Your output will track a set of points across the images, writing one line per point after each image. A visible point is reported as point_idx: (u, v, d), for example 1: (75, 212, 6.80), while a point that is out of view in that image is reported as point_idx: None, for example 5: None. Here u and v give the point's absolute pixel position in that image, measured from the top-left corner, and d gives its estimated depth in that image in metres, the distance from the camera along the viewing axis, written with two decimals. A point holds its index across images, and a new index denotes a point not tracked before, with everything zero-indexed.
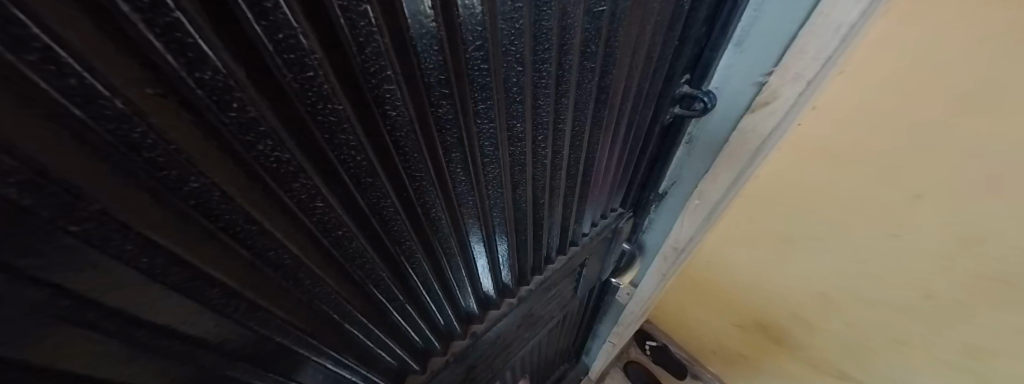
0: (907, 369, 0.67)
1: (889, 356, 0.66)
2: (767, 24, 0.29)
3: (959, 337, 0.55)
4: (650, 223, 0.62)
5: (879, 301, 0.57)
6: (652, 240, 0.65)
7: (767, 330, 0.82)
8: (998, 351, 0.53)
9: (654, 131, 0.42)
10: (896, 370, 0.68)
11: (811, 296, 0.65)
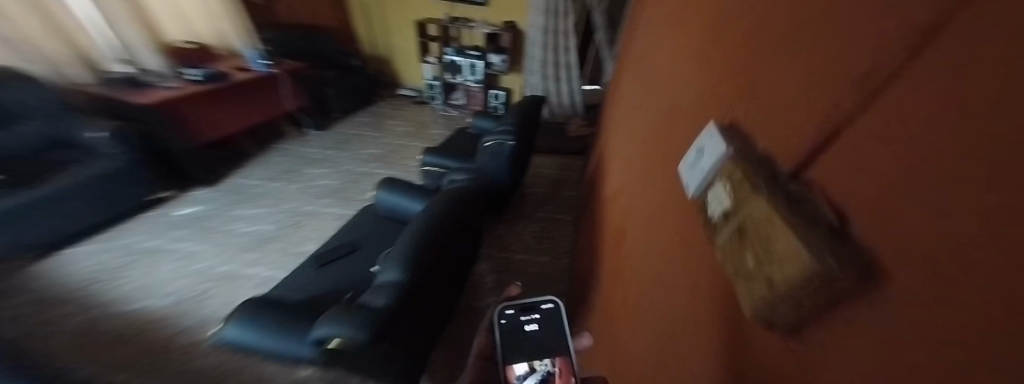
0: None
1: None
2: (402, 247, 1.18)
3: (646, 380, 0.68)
4: (666, 255, 0.70)
5: (656, 357, 0.66)
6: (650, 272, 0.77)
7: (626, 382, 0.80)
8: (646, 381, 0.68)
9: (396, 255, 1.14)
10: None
11: (650, 352, 0.70)
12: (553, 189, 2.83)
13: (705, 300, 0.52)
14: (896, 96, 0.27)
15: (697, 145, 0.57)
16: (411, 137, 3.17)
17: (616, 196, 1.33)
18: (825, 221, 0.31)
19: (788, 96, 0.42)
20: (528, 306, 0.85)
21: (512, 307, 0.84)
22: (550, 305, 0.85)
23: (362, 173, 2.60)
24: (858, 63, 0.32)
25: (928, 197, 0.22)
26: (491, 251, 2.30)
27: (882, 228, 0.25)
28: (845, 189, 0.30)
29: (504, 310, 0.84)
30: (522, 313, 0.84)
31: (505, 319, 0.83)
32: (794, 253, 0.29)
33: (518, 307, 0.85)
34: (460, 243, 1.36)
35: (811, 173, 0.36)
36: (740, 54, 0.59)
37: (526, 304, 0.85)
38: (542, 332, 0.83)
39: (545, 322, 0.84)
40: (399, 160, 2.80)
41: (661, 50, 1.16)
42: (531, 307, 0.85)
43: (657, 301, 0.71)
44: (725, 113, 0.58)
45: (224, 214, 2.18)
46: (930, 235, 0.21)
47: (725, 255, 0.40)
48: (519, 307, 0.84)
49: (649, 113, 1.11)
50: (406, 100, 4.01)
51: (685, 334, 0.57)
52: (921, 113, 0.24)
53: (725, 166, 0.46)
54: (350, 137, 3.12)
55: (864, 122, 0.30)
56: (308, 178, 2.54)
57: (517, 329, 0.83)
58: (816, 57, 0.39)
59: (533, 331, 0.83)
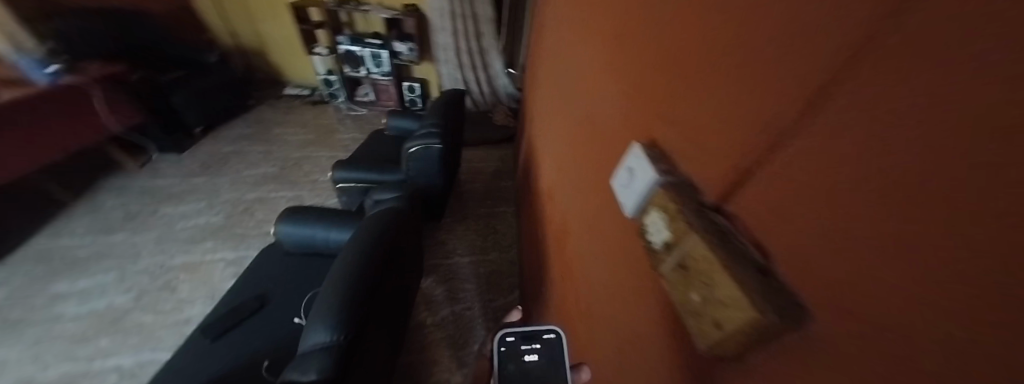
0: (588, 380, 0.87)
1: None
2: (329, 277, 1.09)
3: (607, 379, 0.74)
4: (604, 259, 0.74)
5: (611, 358, 0.71)
6: (594, 275, 0.82)
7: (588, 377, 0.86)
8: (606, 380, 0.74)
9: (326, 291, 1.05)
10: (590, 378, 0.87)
11: (604, 352, 0.76)
12: (488, 182, 2.80)
13: (639, 305, 0.58)
14: (798, 149, 0.30)
15: (627, 166, 0.59)
16: (316, 146, 2.73)
17: (553, 193, 1.36)
18: (753, 258, 0.35)
19: (699, 127, 0.47)
20: (529, 334, 0.82)
21: (514, 334, 0.82)
22: (553, 334, 0.82)
23: (257, 199, 2.18)
24: (764, 111, 0.35)
25: (850, 262, 0.25)
26: (434, 260, 2.20)
27: (812, 278, 0.28)
28: (765, 226, 0.34)
29: (505, 337, 0.82)
30: (523, 342, 0.82)
31: (505, 347, 0.81)
32: (736, 295, 0.32)
33: (520, 336, 0.83)
34: (397, 275, 1.26)
35: (733, 205, 0.39)
36: (649, 74, 0.62)
37: (528, 333, 0.83)
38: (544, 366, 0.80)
39: (547, 354, 0.81)
40: (307, 176, 2.40)
41: (576, 47, 1.17)
42: (533, 336, 0.83)
43: (602, 304, 0.76)
44: (644, 133, 0.61)
45: (45, 295, 1.71)
46: (861, 288, 0.24)
47: (669, 281, 0.43)
48: (520, 335, 0.82)
49: (573, 114, 1.13)
50: (302, 100, 3.41)
51: (627, 335, 0.63)
52: (829, 171, 0.27)
53: (657, 194, 0.49)
54: (227, 156, 2.57)
55: (777, 172, 0.33)
56: (175, 220, 2.06)
57: (517, 358, 0.81)
58: (716, 93, 0.43)
59: (532, 362, 0.80)
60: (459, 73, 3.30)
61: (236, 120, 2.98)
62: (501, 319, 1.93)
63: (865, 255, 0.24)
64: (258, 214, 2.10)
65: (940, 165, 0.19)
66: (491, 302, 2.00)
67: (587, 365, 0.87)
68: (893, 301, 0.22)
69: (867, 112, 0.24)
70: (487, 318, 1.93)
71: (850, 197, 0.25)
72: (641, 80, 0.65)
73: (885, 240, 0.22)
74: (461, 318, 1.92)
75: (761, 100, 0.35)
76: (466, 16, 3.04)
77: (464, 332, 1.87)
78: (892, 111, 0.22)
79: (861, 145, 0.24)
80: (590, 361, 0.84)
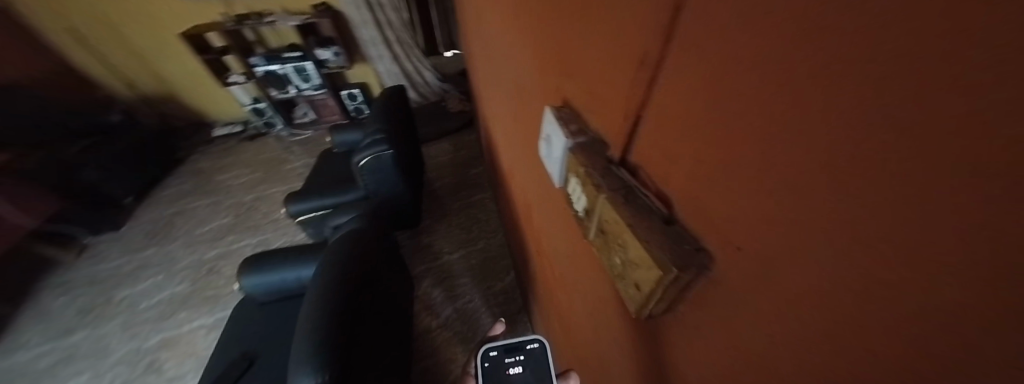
0: (578, 344, 0.90)
1: (583, 345, 0.84)
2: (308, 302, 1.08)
3: (589, 342, 0.76)
4: (552, 228, 0.75)
5: (587, 323, 0.73)
6: (553, 247, 0.82)
7: (578, 344, 0.88)
8: (590, 342, 0.76)
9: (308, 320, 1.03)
10: (578, 341, 0.90)
11: (581, 318, 0.77)
12: (458, 172, 2.72)
13: (586, 269, 0.58)
14: (688, 89, 0.28)
15: (545, 134, 0.56)
16: (268, 183, 2.57)
17: (512, 171, 1.32)
18: (656, 209, 0.35)
19: (595, 79, 0.43)
20: (511, 347, 0.82)
21: (497, 347, 0.82)
22: (535, 345, 0.81)
23: (219, 256, 2.07)
24: (651, 49, 0.31)
25: (765, 201, 0.24)
26: (421, 266, 2.17)
27: (731, 222, 0.27)
28: (664, 173, 0.34)
29: (489, 351, 0.82)
30: (506, 355, 0.82)
31: (490, 362, 0.81)
32: (645, 257, 0.32)
33: (503, 349, 0.83)
34: (372, 296, 1.24)
35: (634, 156, 0.38)
36: (548, 25, 0.55)
37: (511, 344, 0.82)
38: (532, 373, 0.80)
39: (531, 364, 0.80)
40: (267, 217, 2.27)
41: (487, 8, 1.05)
42: (515, 348, 0.82)
43: (565, 272, 0.78)
44: (556, 93, 0.57)
45: None
46: (763, 230, 0.24)
47: (595, 247, 0.42)
48: (503, 349, 0.82)
49: (504, 84, 1.05)
50: (237, 138, 3.20)
51: (588, 299, 0.64)
52: (720, 116, 0.26)
53: (570, 161, 0.47)
54: (172, 220, 2.44)
55: (670, 118, 0.31)
56: (137, 300, 1.99)
57: (501, 372, 0.80)
58: (604, 39, 0.39)
59: (517, 374, 0.80)
60: (397, 67, 3.08)
61: (170, 179, 2.80)
62: (503, 302, 1.96)
63: (765, 200, 0.24)
64: (226, 270, 2.01)
65: (850, 89, 0.17)
66: (489, 289, 2.02)
67: (574, 333, 0.89)
68: (795, 243, 0.22)
69: (754, 47, 0.22)
70: (489, 305, 1.95)
71: (755, 137, 0.23)
72: (543, 34, 0.59)
73: (794, 183, 0.21)
74: (463, 313, 1.93)
75: (644, 41, 0.32)
76: (385, 3, 2.76)
77: (470, 325, 1.89)
78: (785, 38, 0.19)
79: (749, 88, 0.23)
80: (576, 327, 0.86)
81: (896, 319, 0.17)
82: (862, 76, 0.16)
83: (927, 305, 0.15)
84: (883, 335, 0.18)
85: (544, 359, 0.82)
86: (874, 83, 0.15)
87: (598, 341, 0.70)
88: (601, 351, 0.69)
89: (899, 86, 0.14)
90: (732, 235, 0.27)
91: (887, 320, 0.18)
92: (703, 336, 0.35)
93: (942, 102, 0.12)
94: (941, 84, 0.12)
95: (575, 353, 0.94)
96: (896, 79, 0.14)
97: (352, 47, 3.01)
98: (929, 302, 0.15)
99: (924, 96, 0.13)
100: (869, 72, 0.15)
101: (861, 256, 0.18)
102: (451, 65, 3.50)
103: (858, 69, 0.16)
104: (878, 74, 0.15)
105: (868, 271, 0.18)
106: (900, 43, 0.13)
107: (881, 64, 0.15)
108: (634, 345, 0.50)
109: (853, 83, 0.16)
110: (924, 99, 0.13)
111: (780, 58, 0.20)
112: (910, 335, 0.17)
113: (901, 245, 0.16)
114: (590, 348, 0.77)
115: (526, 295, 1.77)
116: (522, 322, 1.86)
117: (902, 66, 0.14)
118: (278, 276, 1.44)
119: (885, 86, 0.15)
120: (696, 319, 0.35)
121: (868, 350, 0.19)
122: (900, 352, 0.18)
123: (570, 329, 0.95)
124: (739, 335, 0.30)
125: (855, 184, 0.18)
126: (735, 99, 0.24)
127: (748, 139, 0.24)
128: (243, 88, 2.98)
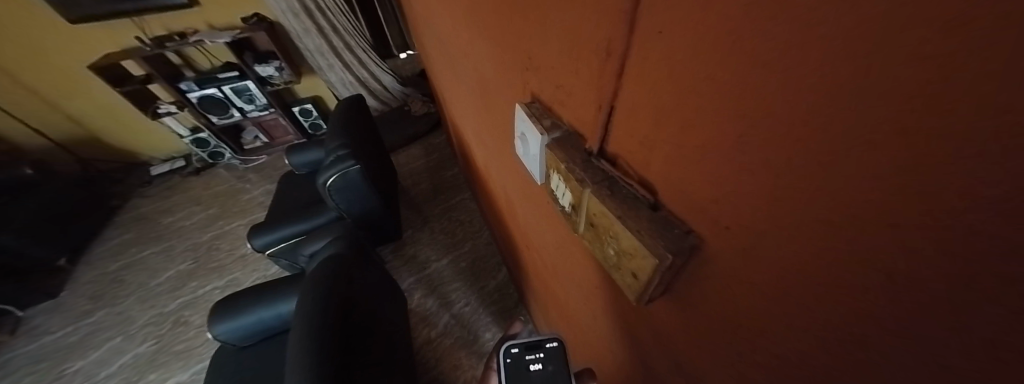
0: (578, 329, 0.92)
1: (583, 331, 0.86)
2: (293, 335, 1.03)
3: (589, 327, 0.78)
4: (540, 223, 0.75)
5: (585, 310, 0.74)
6: (542, 241, 0.83)
7: (580, 330, 0.90)
8: (589, 328, 0.78)
9: (298, 355, 0.98)
10: (576, 326, 0.92)
11: (579, 306, 0.78)
12: (433, 177, 2.66)
13: (579, 259, 0.59)
14: (659, 78, 0.28)
15: (519, 132, 0.55)
16: (227, 218, 2.39)
17: (488, 170, 1.29)
18: (643, 197, 0.35)
19: (561, 72, 0.42)
20: (532, 344, 0.82)
21: (518, 345, 0.82)
22: (555, 343, 0.82)
23: (185, 305, 1.90)
24: (616, 38, 0.31)
25: (748, 179, 0.25)
26: (412, 277, 2.12)
27: (718, 202, 0.28)
28: (643, 161, 0.34)
29: (510, 349, 0.82)
30: (528, 352, 0.82)
31: (511, 359, 0.81)
32: (638, 246, 0.33)
33: (523, 345, 0.83)
34: (362, 318, 1.19)
35: (610, 146, 0.38)
36: (503, 21, 0.54)
37: (530, 342, 0.83)
38: (549, 372, 0.80)
39: (551, 361, 0.81)
40: (233, 255, 2.11)
41: (435, 6, 1.00)
42: (536, 345, 0.82)
43: (558, 264, 0.78)
44: (523, 88, 0.56)
45: None
46: (746, 209, 0.26)
47: (589, 240, 0.43)
48: (524, 346, 0.82)
49: (467, 83, 1.02)
50: (180, 174, 2.93)
51: (584, 287, 0.65)
52: (692, 101, 0.26)
53: (548, 157, 0.47)
54: (120, 276, 2.21)
55: (644, 106, 0.31)
56: (95, 369, 1.80)
57: (522, 369, 0.80)
58: (566, 31, 0.38)
59: (538, 372, 0.80)
60: (350, 76, 2.93)
61: (111, 229, 2.55)
62: (499, 299, 1.96)
63: (745, 180, 0.25)
64: (196, 320, 1.86)
65: (824, 69, 0.17)
66: (483, 289, 2.01)
67: (576, 321, 0.90)
68: (779, 217, 0.24)
69: (722, 32, 0.22)
70: (485, 305, 1.95)
71: (730, 120, 0.24)
72: (500, 29, 0.57)
73: (776, 161, 0.22)
74: (462, 317, 1.91)
75: (607, 32, 0.31)
76: (325, 8, 2.57)
77: (469, 328, 1.88)
78: (753, 21, 0.20)
79: (718, 72, 0.23)
80: (575, 314, 0.87)
81: (885, 275, 0.19)
82: (833, 60, 0.16)
83: (916, 262, 0.17)
84: (869, 291, 0.20)
85: (564, 355, 0.82)
86: (847, 64, 0.16)
87: (598, 327, 0.71)
88: (603, 335, 0.70)
89: (877, 66, 0.15)
90: (720, 215, 0.28)
91: (877, 278, 0.20)
92: (696, 311, 0.37)
93: (929, 81, 0.13)
94: (928, 64, 0.13)
95: (580, 341, 0.96)
96: (873, 61, 0.15)
97: (297, 60, 2.80)
98: (916, 258, 0.17)
99: (907, 76, 0.14)
100: (841, 54, 0.16)
101: (848, 224, 0.20)
102: (407, 67, 3.37)
103: (827, 53, 0.17)
104: (850, 56, 0.16)
105: (853, 237, 0.20)
106: (875, 29, 0.14)
107: (853, 46, 0.15)
108: (636, 326, 0.52)
109: (824, 67, 0.17)
110: (907, 79, 0.14)
111: (747, 41, 0.20)
112: (899, 288, 0.19)
113: (890, 211, 0.17)
114: (590, 333, 0.80)
115: (521, 289, 1.78)
116: (520, 315, 1.87)
117: (878, 50, 0.14)
118: (255, 316, 1.35)
119: (862, 66, 0.15)
120: (689, 297, 0.36)
121: (857, 303, 0.21)
122: (887, 303, 0.20)
123: (568, 317, 0.97)
124: (731, 305, 0.32)
125: (836, 160, 0.19)
126: (705, 83, 0.24)
127: (722, 122, 0.25)
128: (177, 118, 2.70)
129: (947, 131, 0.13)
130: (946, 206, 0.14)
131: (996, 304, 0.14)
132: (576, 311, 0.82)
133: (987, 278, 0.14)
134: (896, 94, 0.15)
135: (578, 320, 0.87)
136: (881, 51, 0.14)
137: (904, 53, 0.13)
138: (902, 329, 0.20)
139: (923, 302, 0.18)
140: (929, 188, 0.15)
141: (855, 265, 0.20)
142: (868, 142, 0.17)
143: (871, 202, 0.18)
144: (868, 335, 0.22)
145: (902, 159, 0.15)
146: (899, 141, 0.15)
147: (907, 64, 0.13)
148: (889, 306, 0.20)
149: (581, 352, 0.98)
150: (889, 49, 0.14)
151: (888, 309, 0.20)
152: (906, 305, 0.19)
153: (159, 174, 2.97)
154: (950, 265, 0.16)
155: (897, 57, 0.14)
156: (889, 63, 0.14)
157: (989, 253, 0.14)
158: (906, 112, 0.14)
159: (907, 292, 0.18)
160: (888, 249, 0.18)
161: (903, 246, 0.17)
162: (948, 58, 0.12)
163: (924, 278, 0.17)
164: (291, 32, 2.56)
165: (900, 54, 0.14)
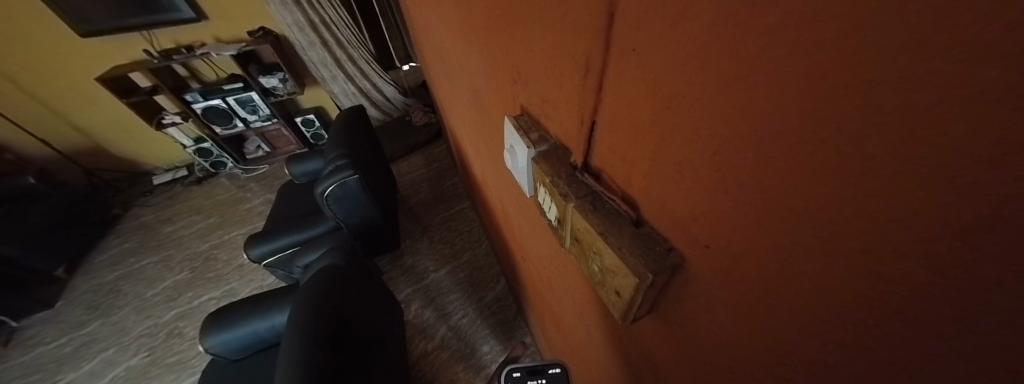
0: (578, 354, 0.88)
1: (581, 353, 0.83)
2: (288, 340, 1.03)
3: (586, 348, 0.75)
4: (535, 235, 0.73)
5: (582, 330, 0.71)
6: (538, 254, 0.80)
7: (579, 352, 0.86)
8: (587, 350, 0.75)
9: (291, 361, 0.96)
10: (576, 349, 0.89)
11: (576, 324, 0.75)
12: (434, 186, 2.66)
13: (573, 276, 0.57)
14: (635, 96, 0.28)
15: (508, 145, 0.54)
16: (226, 227, 2.39)
17: (487, 182, 1.28)
18: (625, 213, 0.34)
19: (546, 86, 0.42)
20: (534, 369, 0.80)
21: (519, 369, 0.80)
22: (557, 368, 0.80)
23: (181, 316, 1.90)
24: (593, 55, 0.31)
25: (727, 197, 0.24)
26: (411, 290, 2.09)
27: (701, 222, 0.27)
28: (625, 177, 0.34)
29: (512, 374, 0.80)
30: (529, 377, 0.80)
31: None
32: (619, 264, 0.33)
33: (526, 370, 0.81)
34: (356, 332, 1.18)
35: (595, 161, 0.38)
36: (492, 35, 0.55)
37: (533, 367, 0.81)
38: None
39: None
40: (230, 265, 2.11)
41: (433, 20, 1.01)
42: (538, 371, 0.80)
43: (554, 280, 0.76)
44: (513, 101, 0.56)
45: None
46: (728, 229, 0.25)
47: (577, 257, 0.41)
48: (526, 370, 0.80)
49: (463, 94, 1.02)
50: (183, 184, 2.96)
51: (580, 307, 0.63)
52: (674, 121, 0.25)
53: (536, 170, 0.46)
54: (117, 286, 2.20)
55: (628, 122, 0.30)
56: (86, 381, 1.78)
57: None
58: (548, 46, 0.38)
59: None
60: (353, 86, 2.97)
61: (110, 239, 2.56)
62: (497, 311, 1.93)
63: (724, 202, 0.24)
64: (190, 331, 1.85)
65: (795, 87, 0.16)
66: (481, 301, 1.99)
67: (575, 344, 0.87)
68: (756, 238, 0.23)
69: (697, 52, 0.21)
70: (484, 317, 1.92)
71: (710, 139, 0.23)
72: (490, 44, 0.57)
73: (755, 181, 0.21)
74: (460, 330, 1.88)
75: (586, 48, 0.31)
76: (330, 22, 2.63)
77: (467, 341, 1.84)
78: (723, 40, 0.19)
79: (696, 89, 0.22)
80: (575, 338, 0.84)
81: (875, 302, 0.18)
82: (802, 77, 0.16)
83: (909, 288, 0.16)
84: (860, 315, 0.19)
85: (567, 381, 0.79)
86: (818, 80, 0.15)
87: (595, 348, 0.69)
88: (604, 360, 0.67)
89: (838, 90, 0.14)
90: (704, 238, 0.27)
91: (865, 303, 0.18)
92: (682, 331, 0.35)
93: (906, 103, 0.12)
94: (902, 86, 0.12)
95: (581, 366, 0.91)
96: (843, 75, 0.14)
97: (301, 72, 2.84)
98: (908, 285, 0.16)
99: (888, 103, 0.13)
100: (812, 72, 0.15)
101: (832, 249, 0.19)
102: (411, 78, 3.40)
103: (796, 70, 0.16)
104: (820, 75, 0.15)
105: (842, 261, 0.18)
106: (838, 46, 0.13)
107: (818, 66, 0.15)
108: (633, 350, 0.50)
109: (791, 83, 0.16)
110: (889, 105, 0.13)
111: (721, 58, 0.20)
112: (896, 320, 0.17)
113: (875, 235, 0.16)
114: (589, 356, 0.76)
115: (520, 302, 1.75)
116: (519, 328, 1.84)
117: (848, 62, 0.13)
118: (250, 327, 1.33)
119: (831, 82, 0.15)
120: (674, 316, 0.35)
121: (848, 329, 0.20)
122: (881, 333, 0.18)
123: (567, 338, 0.93)
124: (713, 323, 0.31)
125: (815, 180, 0.18)
126: (689, 102, 0.23)
127: (701, 144, 0.24)
128: (182, 129, 2.73)
129: (923, 157, 0.12)
130: (932, 235, 0.13)
131: (989, 337, 0.13)
132: (576, 332, 0.79)
133: (989, 318, 0.13)
134: (867, 115, 0.14)
135: (576, 343, 0.84)
136: (848, 67, 0.14)
137: (880, 75, 0.12)
138: (896, 362, 0.18)
139: (923, 332, 0.16)
140: (915, 211, 0.14)
141: (838, 289, 0.19)
142: (847, 162, 0.16)
143: (857, 225, 0.17)
144: (861, 364, 0.20)
145: (883, 180, 0.14)
146: (876, 162, 0.14)
147: (885, 85, 0.12)
148: (879, 332, 0.18)
149: (581, 376, 0.95)
150: (856, 65, 0.13)
151: (879, 337, 0.18)
152: (900, 334, 0.17)
153: (161, 183, 2.99)
154: (937, 295, 0.14)
155: (870, 78, 0.13)
156: (855, 76, 0.13)
157: (980, 283, 0.12)
158: (885, 138, 0.13)
159: (901, 322, 0.17)
160: (879, 275, 0.17)
161: (887, 269, 0.16)
162: (932, 80, 0.11)
163: (918, 310, 0.16)
164: (297, 45, 2.62)
165: (871, 77, 0.13)
